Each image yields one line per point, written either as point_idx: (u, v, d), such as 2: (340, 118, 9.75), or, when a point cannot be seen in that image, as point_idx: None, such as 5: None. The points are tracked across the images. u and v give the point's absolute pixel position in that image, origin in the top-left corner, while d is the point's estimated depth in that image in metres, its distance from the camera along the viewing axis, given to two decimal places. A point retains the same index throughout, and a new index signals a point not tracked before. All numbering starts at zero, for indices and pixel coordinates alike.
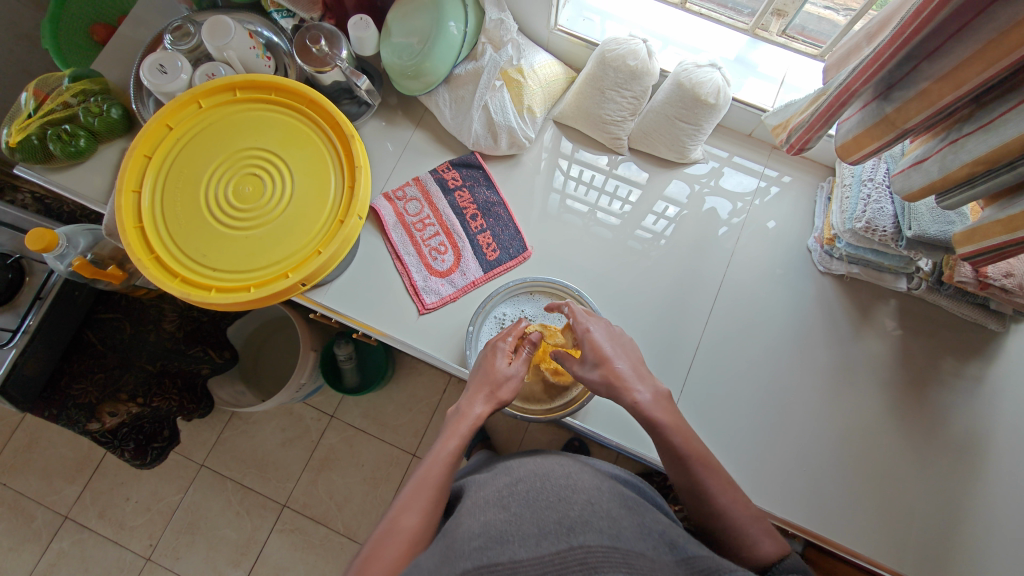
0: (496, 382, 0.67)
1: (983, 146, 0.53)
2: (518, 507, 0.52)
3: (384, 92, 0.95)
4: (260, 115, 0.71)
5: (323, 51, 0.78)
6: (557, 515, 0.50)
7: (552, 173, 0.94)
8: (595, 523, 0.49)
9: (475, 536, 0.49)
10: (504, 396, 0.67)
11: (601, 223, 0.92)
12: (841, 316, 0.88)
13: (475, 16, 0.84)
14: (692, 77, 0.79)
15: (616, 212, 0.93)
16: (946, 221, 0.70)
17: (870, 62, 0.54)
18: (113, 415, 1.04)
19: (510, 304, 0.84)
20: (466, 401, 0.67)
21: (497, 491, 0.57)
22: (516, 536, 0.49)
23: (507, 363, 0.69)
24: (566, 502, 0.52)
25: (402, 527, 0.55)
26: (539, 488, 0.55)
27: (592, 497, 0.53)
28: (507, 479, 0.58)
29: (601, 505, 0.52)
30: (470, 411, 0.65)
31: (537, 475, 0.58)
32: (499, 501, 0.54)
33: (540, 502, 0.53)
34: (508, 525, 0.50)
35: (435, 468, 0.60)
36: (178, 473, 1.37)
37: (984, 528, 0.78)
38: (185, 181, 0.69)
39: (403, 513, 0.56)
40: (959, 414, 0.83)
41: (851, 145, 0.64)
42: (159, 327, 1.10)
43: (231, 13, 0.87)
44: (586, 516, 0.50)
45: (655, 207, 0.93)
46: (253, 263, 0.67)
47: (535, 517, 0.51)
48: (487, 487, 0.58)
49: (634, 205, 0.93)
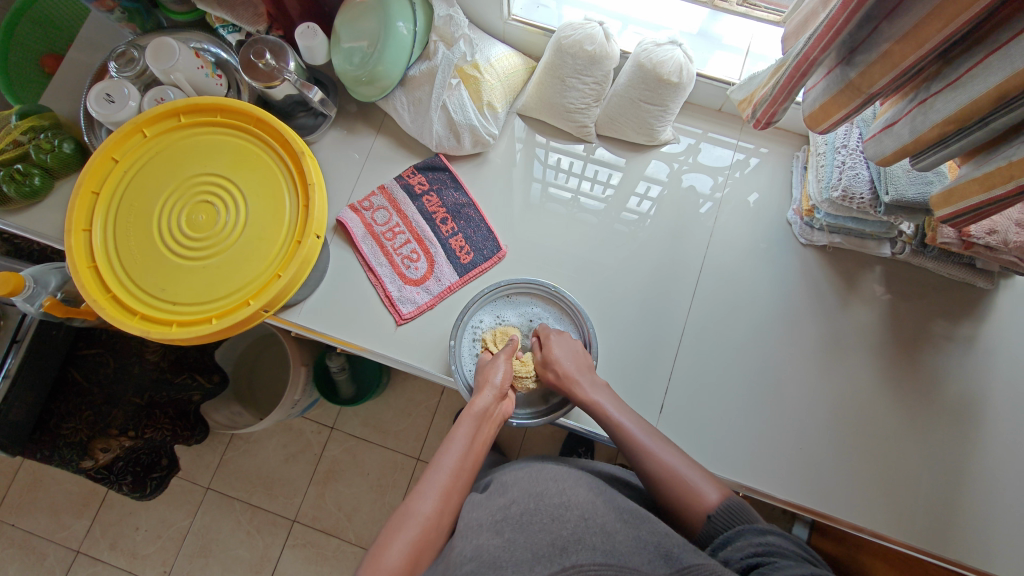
0: (491, 378, 0.73)
1: (952, 105, 0.52)
2: (511, 533, 0.53)
3: (342, 100, 0.92)
4: (207, 139, 0.66)
5: (270, 64, 0.75)
6: (550, 537, 0.52)
7: (529, 163, 0.92)
8: (588, 540, 0.51)
9: (467, 560, 0.50)
10: (507, 385, 0.73)
11: (586, 209, 0.90)
12: (826, 287, 0.86)
13: (424, 13, 0.81)
14: (652, 57, 0.76)
15: (598, 197, 0.91)
16: (924, 181, 0.68)
17: (825, 28, 0.51)
18: (106, 450, 1.04)
19: (485, 310, 0.83)
20: (482, 400, 0.70)
21: (491, 514, 0.57)
22: (509, 562, 0.49)
23: (501, 377, 0.74)
24: (559, 521, 0.53)
25: (418, 511, 0.58)
26: (533, 509, 0.56)
27: (586, 513, 0.55)
28: (500, 503, 0.59)
29: (595, 520, 0.54)
30: (481, 404, 0.70)
31: (532, 495, 0.59)
32: (493, 526, 0.55)
33: (533, 526, 0.54)
34: (502, 551, 0.51)
35: (453, 457, 0.64)
36: (184, 498, 1.37)
37: (987, 489, 0.77)
38: (136, 215, 0.64)
39: (417, 499, 0.59)
40: (953, 376, 0.81)
41: (819, 113, 0.62)
42: (143, 358, 1.08)
43: (177, 34, 0.85)
44: (580, 534, 0.52)
45: (637, 188, 0.91)
46: (214, 293, 0.62)
47: (529, 541, 0.52)
48: (479, 510, 0.59)
49: (616, 188, 0.91)
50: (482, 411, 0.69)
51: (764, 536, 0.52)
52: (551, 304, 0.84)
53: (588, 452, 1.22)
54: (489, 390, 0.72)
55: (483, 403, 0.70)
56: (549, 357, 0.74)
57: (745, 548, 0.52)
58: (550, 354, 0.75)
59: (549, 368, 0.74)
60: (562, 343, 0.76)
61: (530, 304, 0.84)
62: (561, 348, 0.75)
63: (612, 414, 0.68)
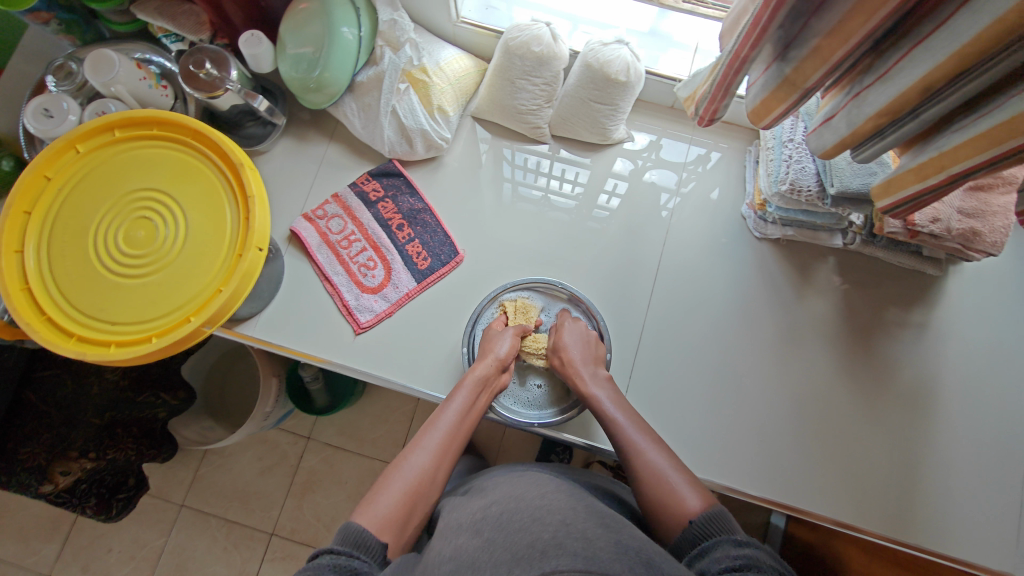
0: (496, 350, 0.74)
1: (883, 97, 0.52)
2: (490, 533, 0.52)
3: (294, 107, 0.91)
4: (144, 154, 0.64)
5: (211, 74, 0.74)
6: (529, 539, 0.49)
7: (498, 164, 0.91)
8: (569, 546, 0.46)
9: (445, 560, 0.49)
10: (508, 359, 0.75)
11: (550, 209, 0.90)
12: (781, 280, 0.87)
13: (368, 18, 0.80)
14: (599, 57, 0.76)
15: (569, 195, 0.91)
16: (867, 172, 0.68)
17: (752, 26, 0.51)
18: (66, 473, 1.00)
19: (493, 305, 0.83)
20: (481, 368, 0.72)
21: (471, 514, 0.58)
22: (488, 563, 0.47)
23: (507, 350, 0.75)
24: (540, 524, 0.50)
25: (414, 465, 0.60)
26: (513, 509, 0.55)
27: (567, 518, 0.51)
28: (481, 503, 0.59)
29: (576, 526, 0.50)
30: (479, 373, 0.71)
31: (511, 497, 0.58)
32: (473, 526, 0.54)
33: (512, 525, 0.52)
34: (481, 552, 0.49)
35: (451, 417, 0.66)
36: (158, 517, 1.34)
37: (944, 471, 0.79)
38: (71, 233, 0.62)
39: (414, 451, 0.62)
40: (906, 363, 0.83)
41: (760, 109, 0.62)
42: (102, 377, 1.05)
43: (119, 44, 0.83)
44: (560, 539, 0.48)
45: (606, 185, 0.91)
46: (154, 311, 0.60)
47: (507, 542, 0.49)
48: (460, 510, 0.59)
49: (584, 186, 0.91)
50: (482, 380, 0.71)
51: (741, 549, 0.48)
52: (556, 296, 0.85)
53: (563, 452, 1.22)
54: (491, 361, 0.73)
55: (483, 372, 0.71)
56: (558, 343, 0.76)
57: (721, 562, 0.48)
58: (559, 339, 0.77)
59: (559, 351, 0.76)
60: (573, 331, 0.78)
61: (547, 298, 0.85)
62: (570, 334, 0.77)
63: (604, 408, 0.69)
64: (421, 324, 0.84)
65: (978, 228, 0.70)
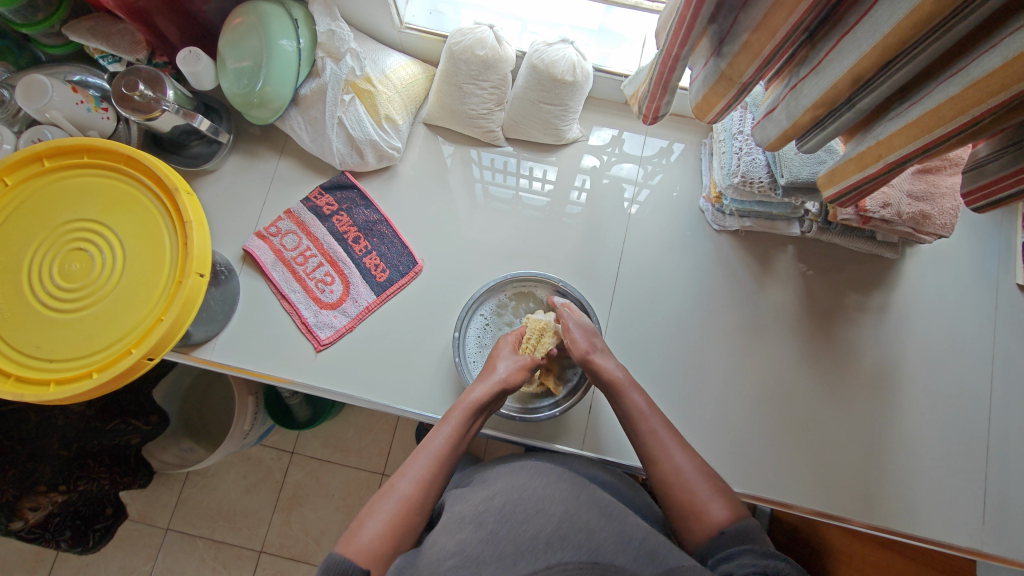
0: (495, 372, 0.68)
1: (817, 89, 0.52)
2: (495, 524, 0.47)
3: (242, 124, 0.89)
4: (74, 185, 0.62)
5: (145, 96, 0.71)
6: (533, 530, 0.46)
7: (465, 166, 0.90)
8: (573, 537, 0.46)
9: (449, 555, 0.45)
10: (508, 381, 0.68)
11: (513, 210, 0.89)
12: (743, 270, 0.87)
13: (307, 29, 0.78)
14: (544, 57, 0.75)
15: (537, 192, 0.90)
16: (816, 161, 0.68)
17: (678, 25, 0.50)
18: (36, 508, 0.93)
19: (489, 304, 0.82)
20: (477, 389, 0.66)
21: (474, 506, 0.51)
22: (492, 558, 0.45)
23: (504, 369, 0.69)
24: (543, 514, 0.48)
25: (400, 490, 0.55)
26: (516, 499, 0.50)
27: (570, 509, 0.49)
28: (484, 493, 0.53)
29: (580, 517, 0.48)
30: (473, 395, 0.66)
31: (515, 487, 0.52)
32: (476, 518, 0.49)
33: (517, 516, 0.48)
34: (485, 545, 0.46)
35: (442, 440, 0.60)
36: (144, 542, 1.30)
37: (913, 449, 0.79)
38: (3, 271, 0.60)
39: (401, 479, 0.56)
40: (870, 345, 0.83)
41: (704, 105, 0.61)
42: (67, 409, 0.96)
43: (53, 68, 0.81)
44: (564, 530, 0.46)
45: (573, 182, 0.91)
46: (93, 344, 0.59)
47: (512, 533, 0.46)
48: (464, 502, 0.53)
49: (554, 183, 0.90)
50: (477, 403, 0.65)
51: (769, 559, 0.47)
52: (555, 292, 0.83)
53: None
54: (486, 382, 0.67)
55: (483, 394, 0.65)
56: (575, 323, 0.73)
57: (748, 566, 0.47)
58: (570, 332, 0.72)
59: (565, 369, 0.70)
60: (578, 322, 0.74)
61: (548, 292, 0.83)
62: (582, 326, 0.73)
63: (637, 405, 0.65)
64: (384, 336, 0.83)
65: (928, 211, 0.70)
